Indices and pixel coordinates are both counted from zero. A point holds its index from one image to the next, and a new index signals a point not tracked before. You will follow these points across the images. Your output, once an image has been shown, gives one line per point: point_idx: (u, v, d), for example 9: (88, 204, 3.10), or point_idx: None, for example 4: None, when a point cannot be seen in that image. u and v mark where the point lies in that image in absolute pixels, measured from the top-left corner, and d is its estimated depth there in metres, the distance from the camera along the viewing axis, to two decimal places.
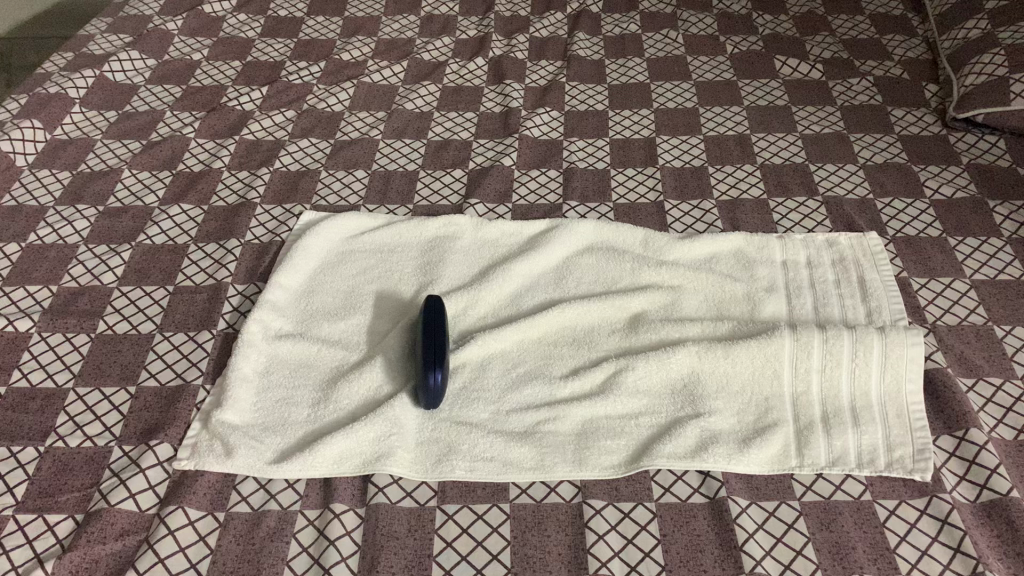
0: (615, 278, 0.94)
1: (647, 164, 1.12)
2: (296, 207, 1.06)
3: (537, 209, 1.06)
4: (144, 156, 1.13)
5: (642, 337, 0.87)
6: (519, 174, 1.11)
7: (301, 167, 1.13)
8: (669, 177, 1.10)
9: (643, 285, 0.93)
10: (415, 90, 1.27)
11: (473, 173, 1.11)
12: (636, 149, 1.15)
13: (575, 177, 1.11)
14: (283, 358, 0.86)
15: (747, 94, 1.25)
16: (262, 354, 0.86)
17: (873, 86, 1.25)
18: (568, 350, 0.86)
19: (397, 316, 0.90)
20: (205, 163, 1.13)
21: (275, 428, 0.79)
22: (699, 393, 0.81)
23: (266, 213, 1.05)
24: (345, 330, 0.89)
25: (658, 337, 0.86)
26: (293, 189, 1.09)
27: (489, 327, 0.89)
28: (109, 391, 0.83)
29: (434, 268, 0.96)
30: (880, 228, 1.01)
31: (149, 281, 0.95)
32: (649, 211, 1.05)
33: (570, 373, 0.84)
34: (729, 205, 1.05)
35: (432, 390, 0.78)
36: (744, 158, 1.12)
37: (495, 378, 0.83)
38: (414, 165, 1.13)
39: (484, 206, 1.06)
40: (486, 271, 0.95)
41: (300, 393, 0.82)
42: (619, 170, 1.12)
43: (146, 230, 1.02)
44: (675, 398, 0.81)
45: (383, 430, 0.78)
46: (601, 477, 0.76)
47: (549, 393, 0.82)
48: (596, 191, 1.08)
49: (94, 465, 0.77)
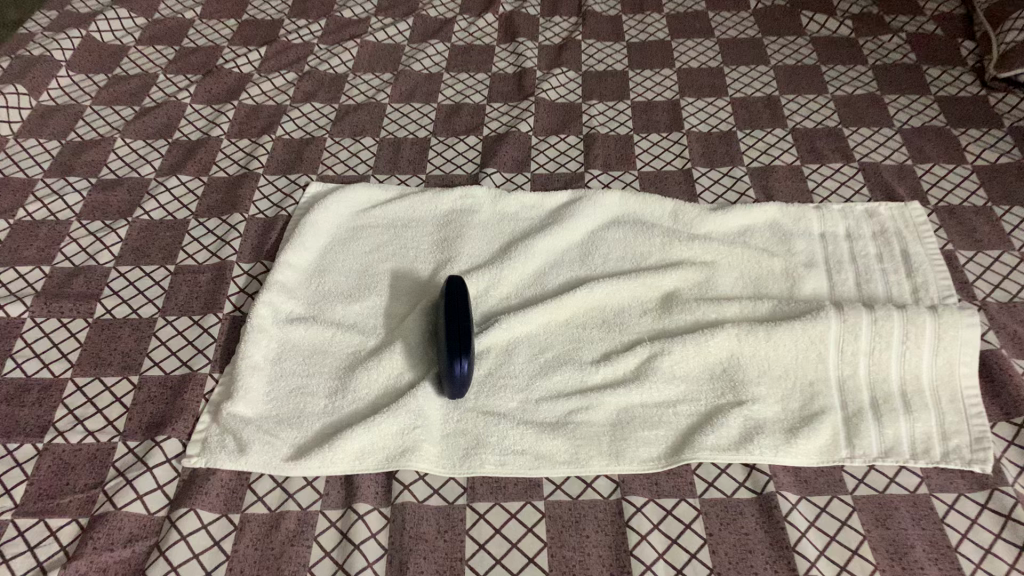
0: (644, 254, 0.89)
1: (673, 128, 1.06)
2: (301, 177, 0.99)
3: (557, 177, 1.00)
4: (137, 125, 1.06)
5: (676, 318, 0.82)
6: (537, 140, 1.05)
7: (304, 134, 1.06)
8: (696, 142, 1.04)
9: (675, 261, 0.88)
10: (423, 50, 1.20)
11: (489, 140, 1.05)
12: (660, 112, 1.09)
13: (596, 143, 1.04)
14: (296, 346, 0.81)
15: (773, 53, 1.18)
16: (273, 340, 0.81)
17: (906, 44, 1.18)
18: (599, 334, 0.82)
19: (415, 297, 0.85)
20: (203, 130, 1.06)
21: (291, 421, 0.74)
22: (739, 379, 0.77)
23: (270, 185, 0.98)
24: (360, 312, 0.84)
25: (694, 319, 0.82)
26: (298, 158, 1.02)
27: (513, 308, 0.84)
28: (110, 381, 0.78)
29: (452, 243, 0.90)
30: (922, 197, 0.95)
31: (148, 261, 0.89)
32: (676, 179, 0.99)
33: (601, 358, 0.79)
34: (761, 172, 0.99)
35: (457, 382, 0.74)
36: (775, 121, 1.06)
37: (522, 365, 0.79)
38: (425, 131, 1.06)
39: (501, 175, 1.00)
40: (507, 247, 0.89)
41: (315, 382, 0.78)
42: (643, 135, 1.06)
43: (143, 205, 0.95)
44: (713, 385, 0.77)
45: (407, 423, 0.73)
46: (640, 472, 0.71)
47: (580, 380, 0.78)
48: (620, 158, 1.02)
49: (98, 464, 0.72)
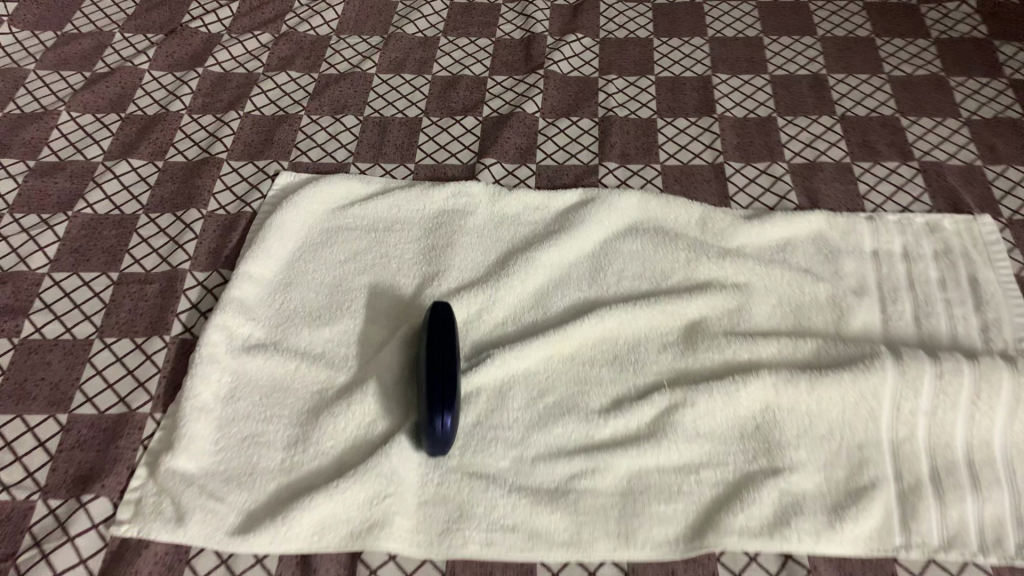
0: (665, 272, 0.76)
1: (703, 112, 0.92)
2: (271, 164, 0.86)
3: (567, 171, 0.86)
4: (86, 95, 0.92)
5: (701, 358, 0.70)
6: (545, 123, 0.91)
7: (277, 110, 0.92)
8: (729, 130, 0.90)
9: (702, 283, 0.75)
10: (418, 10, 1.05)
11: (489, 122, 0.91)
12: (687, 91, 0.94)
13: (614, 128, 0.90)
14: (253, 381, 0.69)
15: (820, 21, 1.02)
16: (226, 373, 0.69)
17: (975, 13, 1.02)
18: (609, 374, 0.70)
19: (395, 321, 0.73)
20: (162, 104, 0.92)
21: (242, 480, 0.63)
22: (774, 440, 0.65)
23: (235, 173, 0.85)
24: (329, 338, 0.71)
25: (722, 360, 0.69)
26: (268, 140, 0.88)
27: (509, 337, 0.71)
28: (34, 421, 0.67)
29: (441, 253, 0.77)
30: (993, 207, 0.81)
31: (87, 266, 0.77)
32: (705, 176, 0.85)
33: (611, 406, 0.67)
34: (804, 171, 0.85)
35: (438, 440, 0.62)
36: (821, 106, 0.92)
37: (516, 413, 0.67)
38: (416, 110, 0.92)
39: (501, 167, 0.86)
40: (505, 260, 0.76)
41: (273, 430, 0.66)
42: (668, 119, 0.91)
43: (86, 196, 0.82)
44: (743, 446, 0.65)
45: (378, 490, 0.62)
46: (653, 558, 0.60)
47: (585, 436, 0.66)
48: (641, 148, 0.88)
49: (12, 529, 0.61)
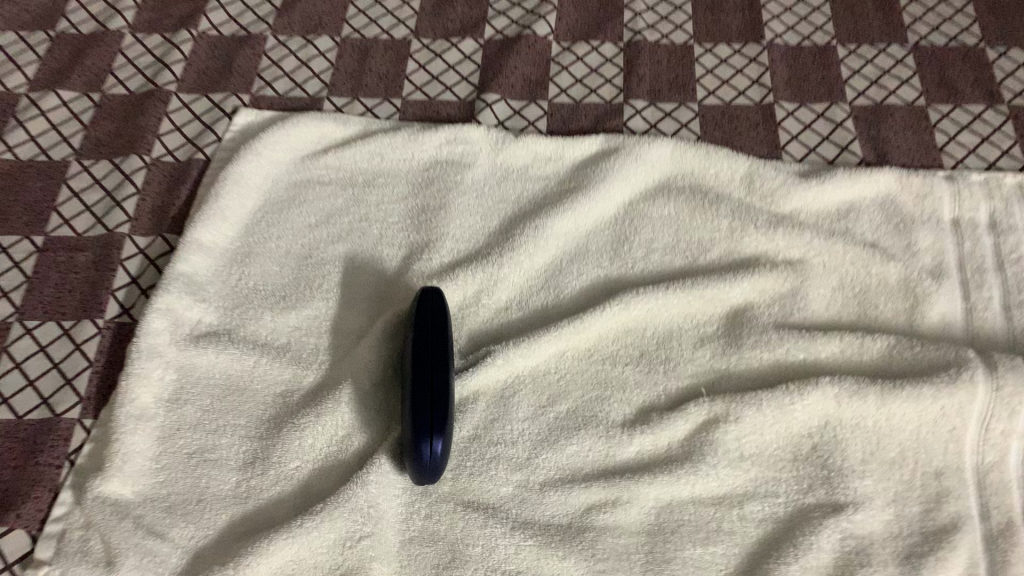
0: (702, 246, 0.63)
1: (748, 38, 0.77)
2: (230, 100, 0.72)
3: (585, 111, 0.72)
4: (9, 9, 0.77)
5: (745, 359, 0.58)
6: (560, 49, 0.76)
7: (238, 29, 0.77)
8: (780, 62, 0.75)
9: (745, 261, 0.63)
10: None
11: (492, 46, 0.76)
12: (730, 10, 0.79)
13: (642, 57, 0.75)
14: (202, 380, 0.57)
15: None
16: (170, 370, 0.57)
17: None
18: (635, 377, 0.58)
19: (376, 305, 0.60)
20: (100, 20, 0.77)
21: (189, 511, 0.52)
22: (834, 466, 0.54)
23: (186, 110, 0.71)
24: (295, 326, 0.59)
25: (772, 363, 0.57)
26: (227, 69, 0.74)
27: (513, 330, 0.60)
28: None
29: (433, 217, 0.64)
30: None
31: (6, 227, 0.64)
32: (751, 121, 0.71)
33: (636, 419, 0.56)
34: (870, 117, 0.71)
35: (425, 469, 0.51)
36: (890, 34, 0.77)
37: (522, 425, 0.55)
38: (405, 31, 0.77)
39: (506, 105, 0.72)
40: (511, 228, 0.63)
41: (225, 445, 0.54)
42: (707, 47, 0.76)
43: (8, 138, 0.69)
44: (796, 475, 0.54)
45: (353, 528, 0.51)
46: None
47: (605, 457, 0.54)
48: (674, 82, 0.74)
49: None
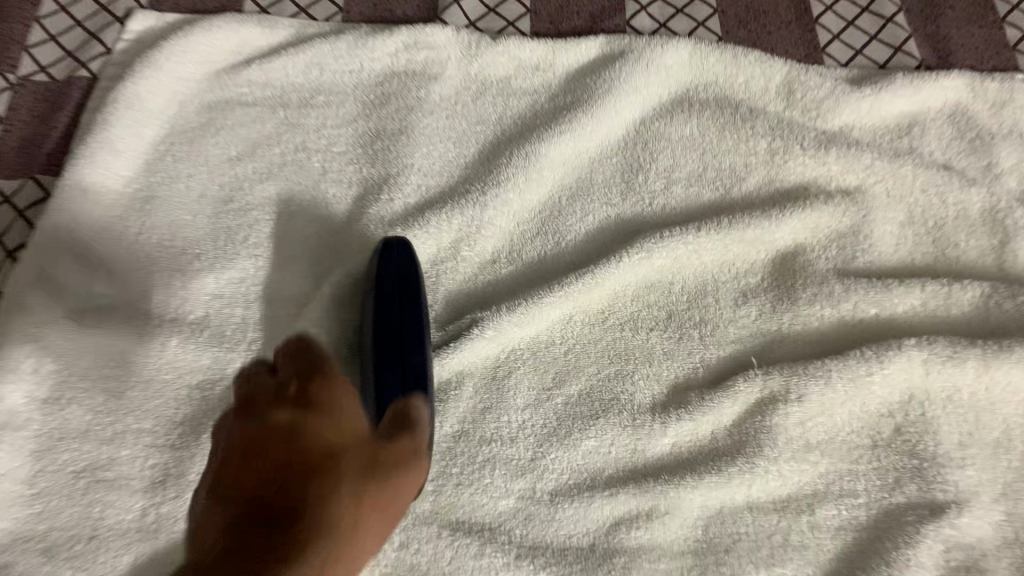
0: (734, 173, 0.50)
1: None
2: None
3: (576, 7, 0.57)
4: None
5: (801, 316, 0.45)
6: None
7: None
8: None
9: (790, 193, 0.50)
10: None
11: None
12: None
13: None
14: (91, 372, 0.42)
15: None
16: (43, 363, 0.42)
17: None
18: (663, 346, 0.45)
19: (322, 266, 0.47)
20: None
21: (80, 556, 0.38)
22: (926, 452, 0.42)
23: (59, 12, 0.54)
24: (215, 294, 0.45)
25: (836, 321, 0.45)
26: None
27: (495, 293, 0.47)
28: None
29: (392, 147, 0.50)
30: None
31: None
32: (781, 16, 0.57)
33: (669, 400, 0.44)
34: (925, 8, 0.58)
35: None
36: None
37: (523, 414, 0.43)
38: None
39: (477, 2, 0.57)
40: (492, 160, 0.50)
41: (126, 460, 0.41)
42: None
43: None
44: (878, 464, 0.42)
45: None
46: None
47: (633, 453, 0.42)
48: None
49: None
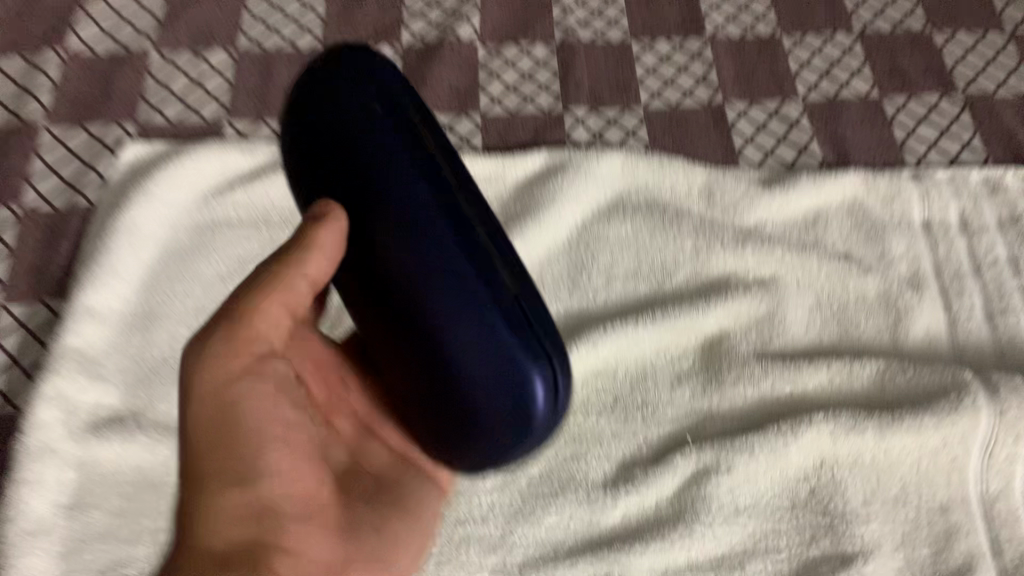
0: (668, 267, 0.58)
1: (687, 31, 0.71)
2: (112, 132, 0.62)
3: (522, 123, 0.65)
4: None
5: (729, 394, 0.53)
6: (488, 54, 0.68)
7: (113, 47, 0.67)
8: (724, 56, 0.69)
9: (715, 281, 0.57)
10: None
11: (411, 55, 0.68)
12: (665, 2, 0.72)
13: (577, 59, 0.68)
14: (105, 475, 0.48)
15: None
16: (67, 468, 0.48)
17: None
18: (610, 427, 0.52)
19: None
20: None
21: None
22: (837, 507, 0.49)
23: (59, 147, 0.61)
24: None
25: (758, 397, 0.53)
26: (104, 95, 0.64)
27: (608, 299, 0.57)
28: None
29: None
30: None
31: None
32: (702, 123, 0.66)
33: (619, 474, 0.51)
34: (825, 113, 0.67)
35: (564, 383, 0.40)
36: (834, 21, 0.72)
37: (494, 495, 0.50)
38: (310, 39, 0.68)
39: (435, 122, 0.64)
40: None
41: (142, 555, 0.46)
42: (647, 44, 0.70)
43: None
44: (798, 519, 0.49)
45: None
46: None
47: (588, 525, 0.49)
48: (615, 84, 0.67)
49: None
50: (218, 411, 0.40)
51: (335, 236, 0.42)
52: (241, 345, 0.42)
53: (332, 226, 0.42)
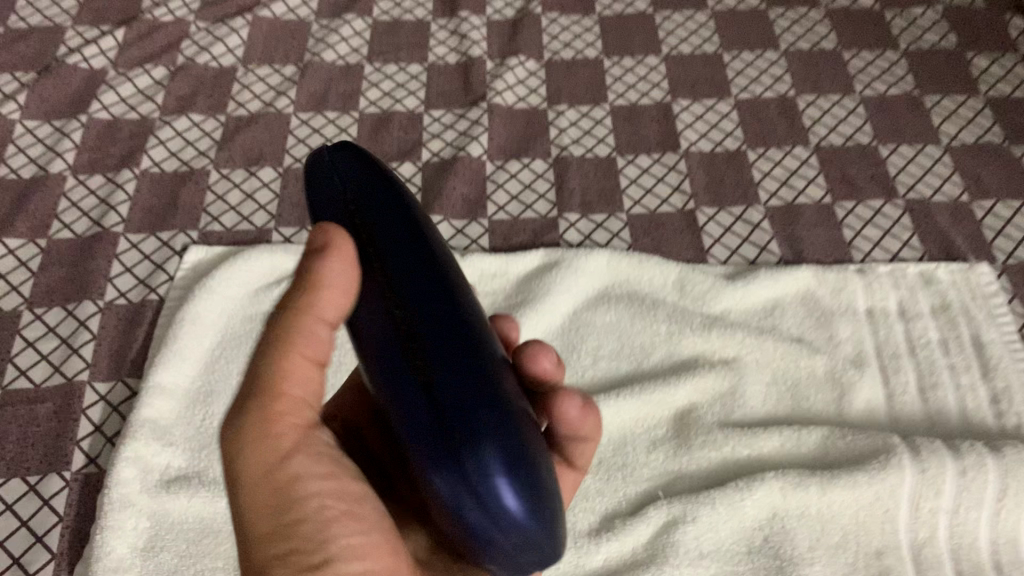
0: (647, 349, 0.68)
1: (665, 147, 0.83)
2: (178, 237, 0.74)
3: (522, 227, 0.76)
4: None
5: (695, 456, 0.62)
6: (494, 168, 0.80)
7: (179, 166, 0.80)
8: (697, 168, 0.81)
9: (685, 361, 0.67)
10: (337, 29, 0.92)
11: (429, 170, 0.80)
12: (646, 122, 0.85)
13: (570, 172, 0.80)
14: (174, 524, 0.58)
15: (782, 34, 0.94)
16: (143, 517, 0.58)
17: (943, 19, 0.94)
18: (595, 485, 0.62)
19: None
20: (41, 164, 0.80)
21: None
22: (786, 551, 0.58)
23: (134, 250, 0.73)
24: None
25: (720, 458, 0.62)
26: (171, 206, 0.77)
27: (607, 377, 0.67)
28: None
29: None
30: (986, 252, 0.75)
31: None
32: (676, 226, 0.77)
33: (601, 524, 0.60)
34: (783, 216, 0.78)
35: (500, 506, 0.37)
36: (793, 137, 0.84)
37: None
38: None
39: (449, 226, 0.76)
40: None
41: None
42: (630, 158, 0.82)
43: None
44: (753, 561, 0.58)
45: None
46: None
47: (575, 566, 0.58)
48: (602, 193, 0.79)
49: None
50: (274, 494, 0.38)
51: (340, 276, 0.39)
52: (280, 428, 0.39)
53: (337, 255, 0.39)
